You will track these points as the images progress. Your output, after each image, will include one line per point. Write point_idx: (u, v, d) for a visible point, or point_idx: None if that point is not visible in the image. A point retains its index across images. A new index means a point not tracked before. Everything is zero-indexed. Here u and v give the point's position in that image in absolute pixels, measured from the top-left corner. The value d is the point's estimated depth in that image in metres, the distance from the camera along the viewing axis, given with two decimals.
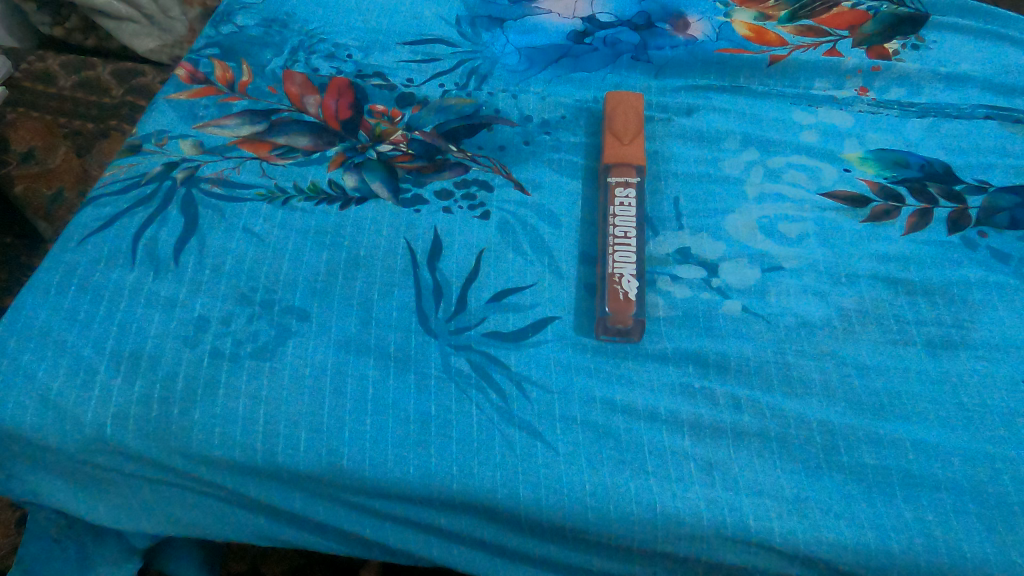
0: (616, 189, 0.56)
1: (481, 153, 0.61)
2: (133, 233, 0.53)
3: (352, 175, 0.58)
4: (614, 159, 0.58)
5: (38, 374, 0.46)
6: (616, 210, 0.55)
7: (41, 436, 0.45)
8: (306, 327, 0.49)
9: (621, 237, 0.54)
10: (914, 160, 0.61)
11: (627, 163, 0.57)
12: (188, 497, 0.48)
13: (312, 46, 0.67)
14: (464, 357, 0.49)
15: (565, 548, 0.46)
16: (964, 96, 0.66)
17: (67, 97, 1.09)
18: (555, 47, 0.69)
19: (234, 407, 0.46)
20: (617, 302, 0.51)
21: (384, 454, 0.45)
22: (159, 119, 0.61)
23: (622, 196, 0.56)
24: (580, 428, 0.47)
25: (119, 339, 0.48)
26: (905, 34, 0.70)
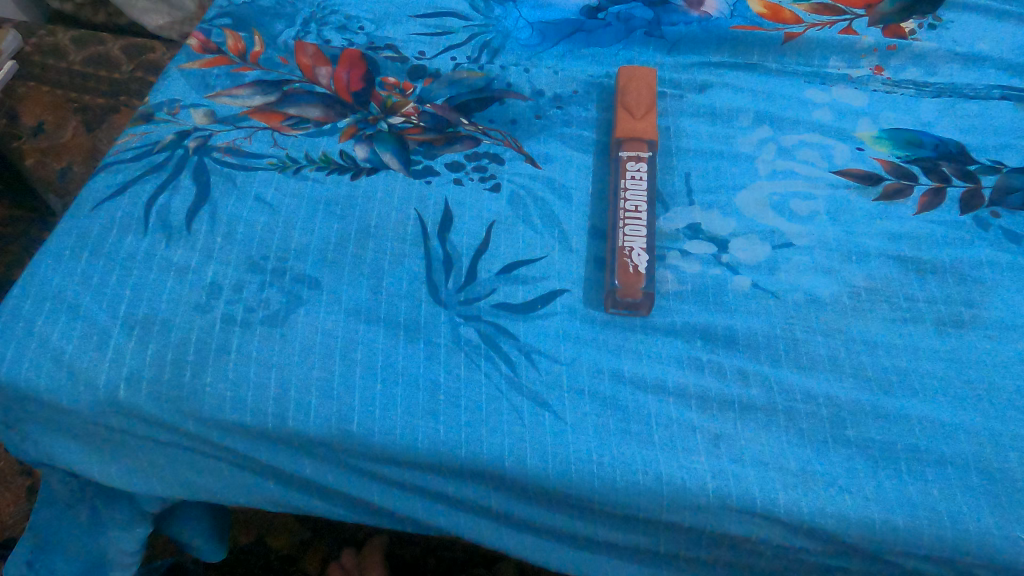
0: (627, 163, 0.56)
1: (492, 126, 0.61)
2: (146, 200, 0.53)
3: (363, 146, 0.58)
4: (626, 134, 0.58)
5: (52, 337, 0.47)
6: (629, 184, 0.55)
7: (54, 398, 0.46)
8: (317, 295, 0.50)
9: (632, 211, 0.54)
10: (928, 139, 0.61)
11: (639, 139, 0.57)
12: (201, 462, 0.48)
13: (323, 17, 0.67)
14: (474, 327, 0.50)
15: (570, 517, 0.46)
16: (980, 76, 0.65)
17: (79, 71, 1.11)
18: (569, 22, 0.68)
19: (246, 372, 0.46)
20: (627, 275, 0.51)
21: (394, 421, 0.45)
22: (171, 88, 0.61)
23: (635, 170, 0.56)
24: (588, 399, 0.47)
25: (132, 304, 0.48)
26: (922, 13, 0.69)
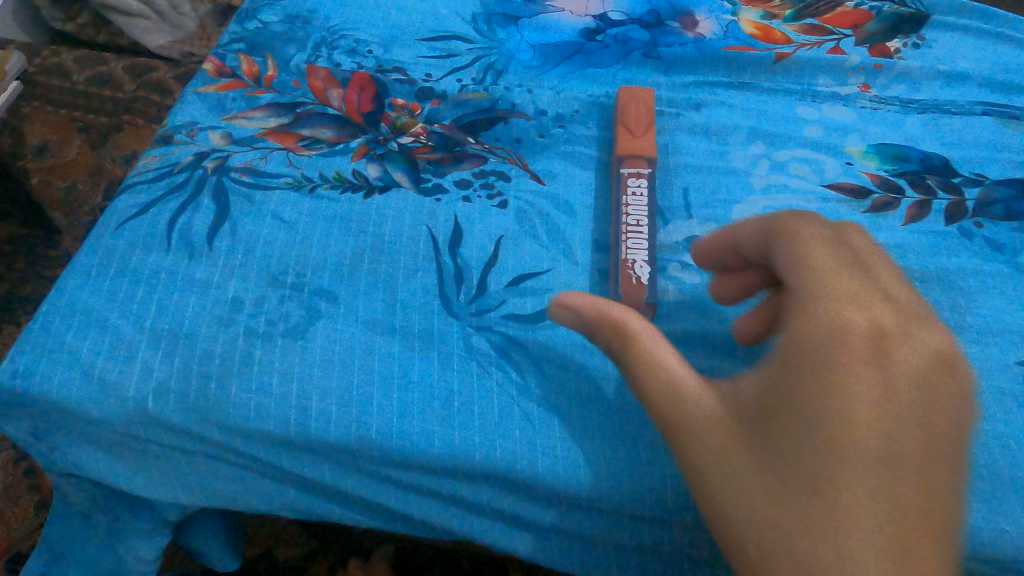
0: (629, 179, 0.59)
1: (497, 145, 0.64)
2: (168, 219, 0.56)
3: (375, 165, 0.61)
4: (626, 152, 0.61)
5: (82, 350, 0.49)
6: (631, 199, 0.58)
7: (85, 409, 0.48)
8: (335, 308, 0.52)
9: (634, 226, 0.56)
10: (914, 154, 0.64)
11: (638, 157, 0.60)
12: (224, 469, 0.50)
13: (333, 42, 0.71)
14: (485, 337, 0.52)
15: (580, 518, 0.48)
16: (963, 93, 0.69)
17: (103, 95, 1.28)
18: (569, 44, 0.72)
19: (269, 382, 0.49)
20: (629, 286, 0.54)
21: (412, 428, 0.48)
22: (189, 110, 0.63)
23: (636, 186, 0.59)
24: (595, 405, 0.50)
25: (158, 319, 0.51)
26: (906, 33, 0.73)
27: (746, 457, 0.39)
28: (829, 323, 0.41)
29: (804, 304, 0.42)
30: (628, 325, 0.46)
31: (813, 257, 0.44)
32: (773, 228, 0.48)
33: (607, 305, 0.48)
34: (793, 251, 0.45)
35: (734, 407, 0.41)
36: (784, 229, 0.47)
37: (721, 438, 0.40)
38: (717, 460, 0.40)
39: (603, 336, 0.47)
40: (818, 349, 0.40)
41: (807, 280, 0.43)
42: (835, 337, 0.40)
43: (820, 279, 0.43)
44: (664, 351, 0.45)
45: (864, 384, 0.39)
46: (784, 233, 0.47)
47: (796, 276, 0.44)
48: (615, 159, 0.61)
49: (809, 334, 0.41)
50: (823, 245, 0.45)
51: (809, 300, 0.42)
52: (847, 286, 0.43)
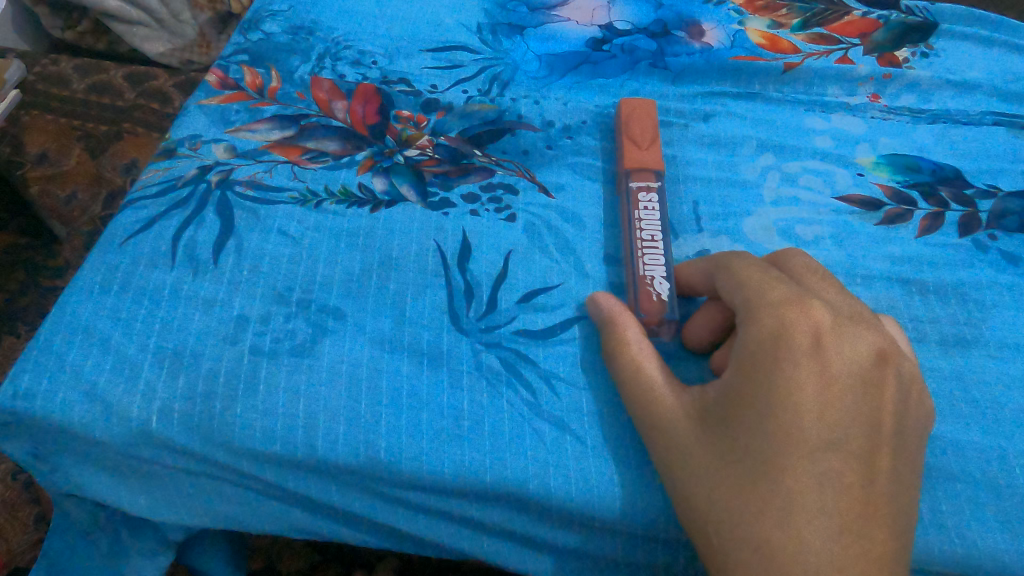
0: (637, 194, 0.58)
1: (504, 158, 0.63)
2: (172, 234, 0.55)
3: (381, 179, 0.60)
4: (632, 165, 0.59)
5: (85, 370, 0.48)
6: (643, 216, 0.57)
7: (88, 430, 0.47)
8: (342, 325, 0.51)
9: (649, 240, 0.55)
10: (925, 165, 0.63)
11: (645, 170, 0.59)
12: (229, 490, 0.49)
13: (338, 53, 0.70)
14: (495, 354, 0.51)
15: (593, 539, 0.47)
16: (973, 102, 0.68)
17: (101, 103, 1.28)
18: (575, 54, 0.72)
19: (276, 402, 0.48)
20: (650, 304, 0.52)
21: (421, 448, 0.47)
22: (192, 123, 0.63)
23: (646, 201, 0.58)
24: (607, 423, 0.49)
25: (162, 337, 0.50)
26: (915, 42, 0.73)
27: (703, 470, 0.41)
28: (779, 345, 0.41)
29: (752, 325, 0.42)
30: (620, 331, 0.49)
31: (755, 285, 0.44)
32: (716, 262, 0.49)
33: (620, 311, 0.51)
34: (743, 275, 0.45)
35: (698, 416, 0.43)
36: (724, 265, 0.48)
37: (684, 448, 0.42)
38: (679, 467, 0.42)
39: (603, 340, 0.50)
40: (768, 369, 0.40)
41: (753, 307, 0.43)
42: (783, 354, 0.40)
43: (769, 301, 0.43)
44: (641, 357, 0.47)
45: (813, 402, 0.39)
46: (727, 271, 0.47)
47: (743, 300, 0.44)
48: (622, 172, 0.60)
49: (758, 357, 0.41)
50: (766, 270, 0.45)
51: (755, 321, 0.42)
52: (786, 299, 0.43)
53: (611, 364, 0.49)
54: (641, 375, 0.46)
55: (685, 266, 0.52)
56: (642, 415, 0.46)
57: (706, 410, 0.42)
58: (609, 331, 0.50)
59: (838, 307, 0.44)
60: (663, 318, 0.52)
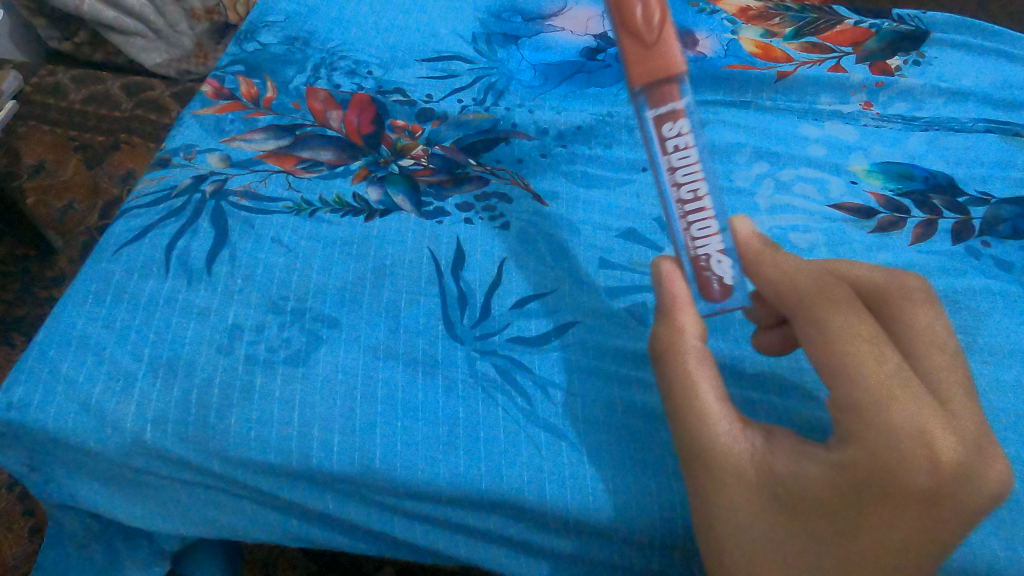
0: (662, 125, 0.43)
1: (499, 167, 0.63)
2: (166, 243, 0.55)
3: (376, 188, 0.60)
4: (654, 75, 0.42)
5: (78, 380, 0.48)
6: (673, 162, 0.43)
7: (82, 440, 0.47)
8: (337, 333, 0.51)
9: (693, 207, 0.44)
10: (918, 172, 0.63)
11: (669, 84, 0.42)
12: (224, 499, 0.49)
13: (333, 63, 0.71)
14: (490, 362, 0.51)
15: (589, 547, 0.47)
16: (965, 110, 0.69)
17: (97, 112, 1.28)
18: (569, 64, 0.72)
19: (270, 411, 0.48)
20: (711, 289, 0.45)
21: (416, 456, 0.46)
22: (187, 133, 0.63)
23: (675, 137, 0.43)
24: (603, 430, 0.49)
25: (156, 347, 0.50)
26: (906, 50, 0.73)
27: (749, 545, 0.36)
28: (888, 481, 0.33)
29: (859, 440, 0.34)
30: (683, 339, 0.42)
31: (876, 389, 0.35)
32: (812, 312, 0.38)
33: (686, 304, 0.43)
34: (857, 365, 0.35)
35: (753, 486, 0.36)
36: (824, 327, 0.37)
37: (733, 518, 0.37)
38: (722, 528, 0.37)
39: (660, 337, 0.43)
40: (866, 495, 0.33)
41: (866, 415, 0.34)
42: (891, 493, 0.33)
43: (894, 425, 0.34)
44: (702, 385, 0.40)
45: (901, 543, 0.33)
46: (846, 361, 0.36)
47: (850, 401, 0.35)
48: (642, 89, 0.42)
49: (857, 479, 0.34)
50: (886, 364, 0.35)
51: (865, 440, 0.34)
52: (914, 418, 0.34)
53: (667, 375, 0.41)
54: (699, 406, 0.39)
55: (760, 262, 0.43)
56: (686, 445, 0.39)
57: (767, 488, 0.36)
58: (667, 327, 0.43)
59: (965, 424, 0.35)
60: (726, 305, 0.45)
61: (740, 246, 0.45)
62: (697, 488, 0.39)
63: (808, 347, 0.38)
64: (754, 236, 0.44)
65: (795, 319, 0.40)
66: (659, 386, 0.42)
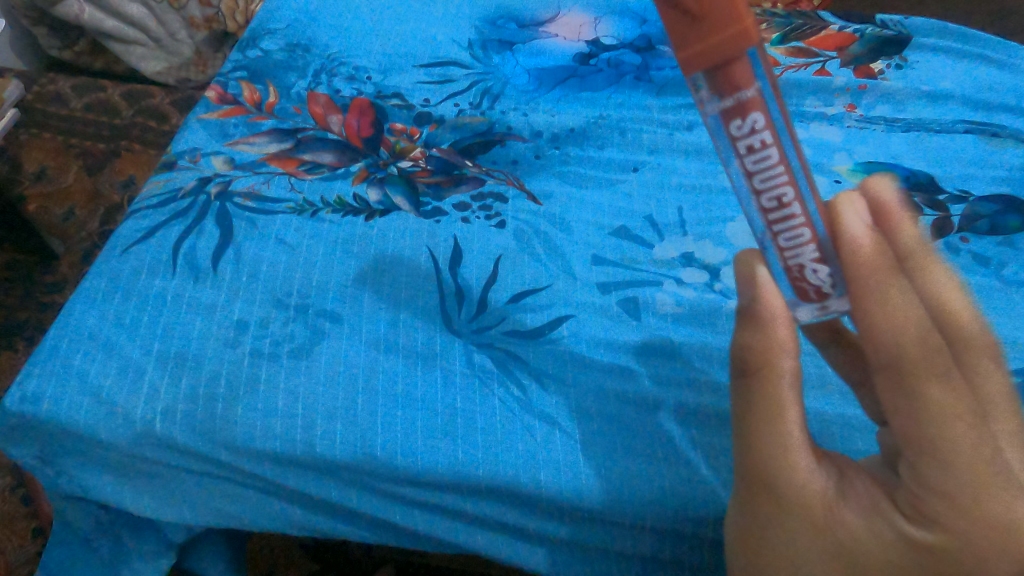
0: (729, 124, 0.30)
1: (495, 168, 0.65)
2: (174, 243, 0.57)
3: (375, 189, 0.62)
4: (715, 60, 0.29)
5: (89, 374, 0.50)
6: (747, 167, 0.31)
7: (93, 431, 0.48)
8: (339, 328, 0.53)
9: (787, 222, 0.33)
10: (900, 171, 0.65)
11: (735, 63, 0.29)
12: (230, 489, 0.51)
13: (334, 69, 0.73)
14: (486, 354, 0.53)
15: (583, 532, 0.49)
16: (946, 111, 0.71)
17: (96, 121, 1.30)
18: (563, 69, 0.75)
19: (275, 402, 0.49)
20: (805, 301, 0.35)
21: (415, 444, 0.48)
22: (193, 137, 0.65)
23: (747, 136, 0.31)
24: (596, 419, 0.50)
25: (164, 342, 0.51)
26: (890, 54, 0.76)
27: None
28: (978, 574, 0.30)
29: (955, 533, 0.30)
30: (782, 361, 0.33)
31: (982, 482, 0.29)
32: (907, 380, 0.30)
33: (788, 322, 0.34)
34: (978, 457, 0.29)
35: (823, 546, 0.33)
36: (930, 408, 0.30)
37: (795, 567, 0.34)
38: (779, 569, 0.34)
39: (752, 347, 0.34)
40: None
41: (966, 509, 0.30)
42: None
43: (1002, 524, 0.29)
44: (790, 421, 0.33)
45: None
46: (950, 449, 0.29)
47: (950, 491, 0.30)
48: (700, 78, 0.30)
49: (940, 565, 0.30)
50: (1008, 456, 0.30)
51: (963, 534, 0.30)
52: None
53: (748, 398, 0.34)
54: (783, 442, 0.33)
55: (862, 274, 0.32)
56: (757, 483, 0.34)
57: (839, 553, 0.32)
58: (763, 338, 0.34)
59: None
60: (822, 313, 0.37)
61: (844, 246, 0.33)
62: (756, 513, 0.35)
63: (893, 409, 0.31)
64: (869, 235, 0.33)
65: (885, 371, 0.31)
66: (734, 403, 0.35)
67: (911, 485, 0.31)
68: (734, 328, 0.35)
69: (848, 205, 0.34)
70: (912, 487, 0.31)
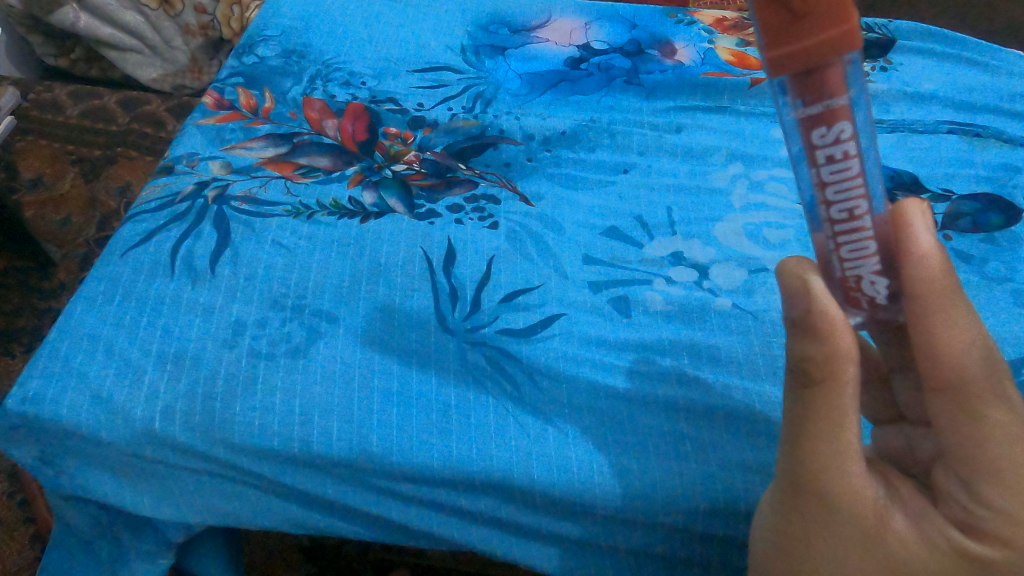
0: (812, 131, 0.31)
1: (488, 170, 0.66)
2: (172, 246, 0.58)
3: (370, 192, 0.63)
4: (810, 64, 0.29)
5: (89, 375, 0.50)
6: (823, 175, 0.32)
7: (93, 430, 0.49)
8: (334, 328, 0.54)
9: (851, 230, 0.33)
10: (884, 171, 0.66)
11: (831, 69, 0.29)
12: (228, 487, 0.52)
13: (328, 74, 0.74)
14: (480, 352, 0.54)
15: (576, 526, 0.49)
16: (929, 113, 0.72)
17: (92, 127, 1.31)
18: (554, 73, 0.76)
19: (273, 401, 0.50)
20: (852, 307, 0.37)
21: (410, 441, 0.49)
22: (190, 142, 0.66)
23: (829, 146, 0.31)
24: (587, 415, 0.51)
25: (163, 343, 0.52)
26: (874, 57, 0.78)
27: None
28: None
29: (1011, 547, 0.34)
30: (844, 368, 0.35)
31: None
32: (969, 403, 0.34)
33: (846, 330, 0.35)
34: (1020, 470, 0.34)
35: (869, 542, 0.36)
36: (979, 420, 0.34)
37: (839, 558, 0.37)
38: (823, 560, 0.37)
39: (812, 358, 0.35)
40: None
41: (1018, 523, 0.34)
42: None
43: None
44: (850, 431, 0.35)
45: None
46: (1002, 467, 0.34)
47: (1005, 507, 0.34)
48: (788, 80, 0.30)
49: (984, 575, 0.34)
50: None
51: (1018, 548, 0.34)
52: None
53: (809, 406, 0.36)
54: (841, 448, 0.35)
55: (923, 293, 0.35)
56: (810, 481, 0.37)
57: (883, 549, 0.36)
58: (821, 348, 0.35)
59: None
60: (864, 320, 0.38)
61: (906, 260, 0.35)
62: (802, 516, 0.38)
63: (948, 428, 0.35)
64: (935, 250, 0.35)
65: (941, 391, 0.35)
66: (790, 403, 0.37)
67: (961, 498, 0.35)
68: (789, 335, 0.36)
69: (919, 214, 0.35)
70: (960, 499, 0.35)
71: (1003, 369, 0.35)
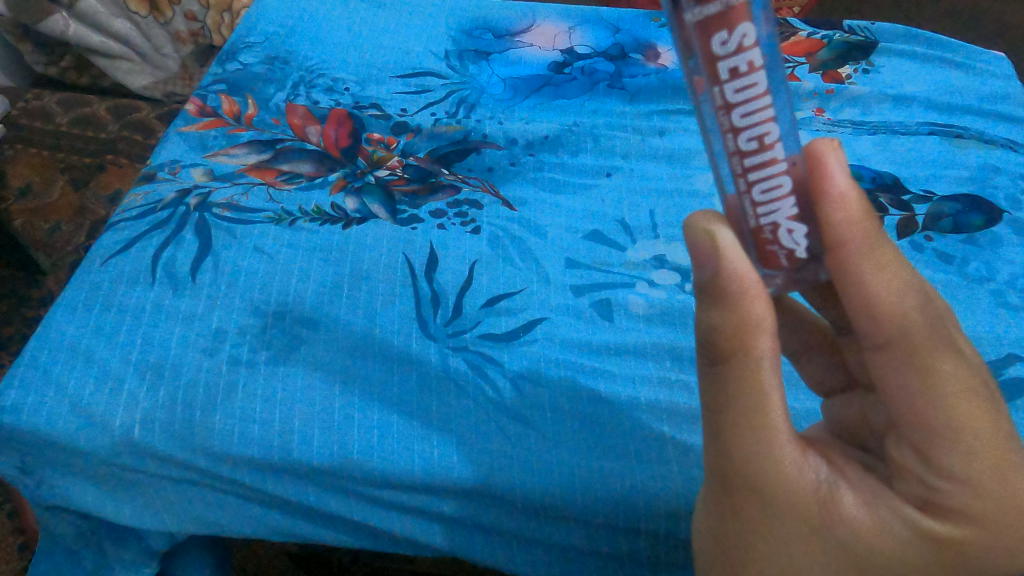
0: (710, 38, 0.28)
1: (470, 175, 0.66)
2: (153, 253, 0.57)
3: (352, 199, 0.63)
4: None
5: (69, 384, 0.50)
6: (728, 95, 0.30)
7: (72, 440, 0.49)
8: (315, 335, 0.54)
9: (759, 157, 0.31)
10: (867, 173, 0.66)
11: None
12: (210, 495, 0.51)
13: (312, 80, 0.74)
14: (462, 357, 0.54)
15: (559, 530, 0.49)
16: (911, 114, 0.73)
17: (83, 134, 1.31)
18: (537, 77, 0.76)
19: (252, 409, 0.50)
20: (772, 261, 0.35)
21: (390, 448, 0.49)
22: (172, 149, 0.66)
23: (731, 56, 0.29)
24: (569, 418, 0.51)
25: (143, 351, 0.52)
26: (857, 59, 0.78)
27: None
28: (980, 561, 0.33)
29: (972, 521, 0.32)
30: (757, 340, 0.32)
31: (990, 465, 0.32)
32: (920, 360, 0.33)
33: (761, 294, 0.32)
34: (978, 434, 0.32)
35: (813, 528, 0.34)
36: (932, 378, 0.32)
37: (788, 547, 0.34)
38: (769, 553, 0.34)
39: (721, 328, 0.33)
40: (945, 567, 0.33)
41: (982, 495, 0.32)
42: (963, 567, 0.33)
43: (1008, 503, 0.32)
44: (775, 410, 0.33)
45: None
46: (961, 435, 0.32)
47: (968, 479, 0.32)
48: None
49: (950, 555, 0.33)
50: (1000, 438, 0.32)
51: (979, 521, 0.32)
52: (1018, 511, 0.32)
53: (724, 386, 0.33)
54: (764, 428, 0.33)
55: (850, 240, 0.34)
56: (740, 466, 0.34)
57: (833, 534, 0.33)
58: (732, 316, 0.32)
59: None
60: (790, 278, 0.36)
61: (826, 203, 0.35)
62: (737, 512, 0.35)
63: (899, 395, 0.33)
64: (850, 191, 0.35)
65: (886, 351, 0.34)
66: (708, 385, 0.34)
67: (918, 472, 0.33)
68: (698, 306, 0.34)
69: (831, 152, 0.36)
70: (916, 471, 0.33)
71: (946, 320, 0.34)
